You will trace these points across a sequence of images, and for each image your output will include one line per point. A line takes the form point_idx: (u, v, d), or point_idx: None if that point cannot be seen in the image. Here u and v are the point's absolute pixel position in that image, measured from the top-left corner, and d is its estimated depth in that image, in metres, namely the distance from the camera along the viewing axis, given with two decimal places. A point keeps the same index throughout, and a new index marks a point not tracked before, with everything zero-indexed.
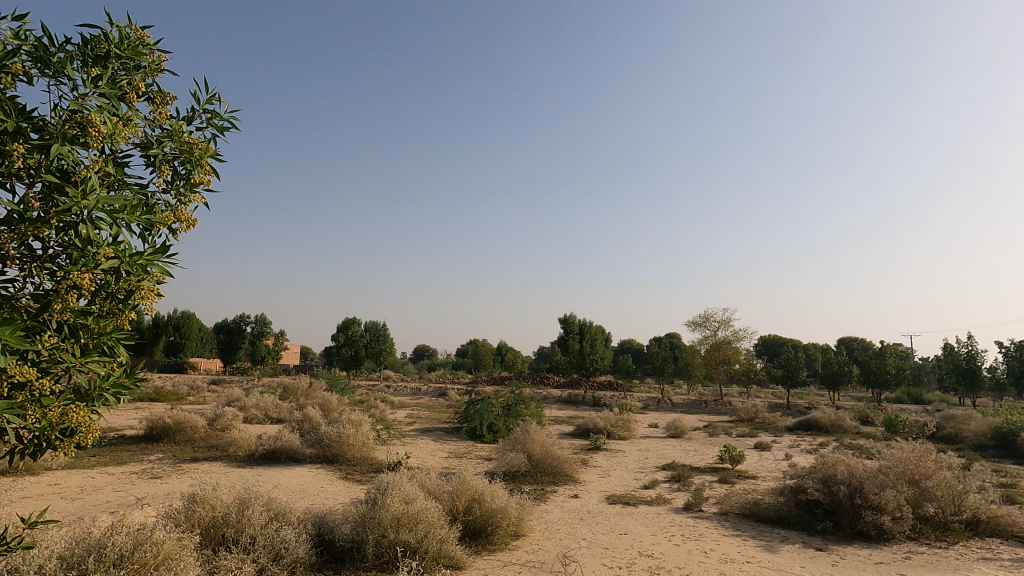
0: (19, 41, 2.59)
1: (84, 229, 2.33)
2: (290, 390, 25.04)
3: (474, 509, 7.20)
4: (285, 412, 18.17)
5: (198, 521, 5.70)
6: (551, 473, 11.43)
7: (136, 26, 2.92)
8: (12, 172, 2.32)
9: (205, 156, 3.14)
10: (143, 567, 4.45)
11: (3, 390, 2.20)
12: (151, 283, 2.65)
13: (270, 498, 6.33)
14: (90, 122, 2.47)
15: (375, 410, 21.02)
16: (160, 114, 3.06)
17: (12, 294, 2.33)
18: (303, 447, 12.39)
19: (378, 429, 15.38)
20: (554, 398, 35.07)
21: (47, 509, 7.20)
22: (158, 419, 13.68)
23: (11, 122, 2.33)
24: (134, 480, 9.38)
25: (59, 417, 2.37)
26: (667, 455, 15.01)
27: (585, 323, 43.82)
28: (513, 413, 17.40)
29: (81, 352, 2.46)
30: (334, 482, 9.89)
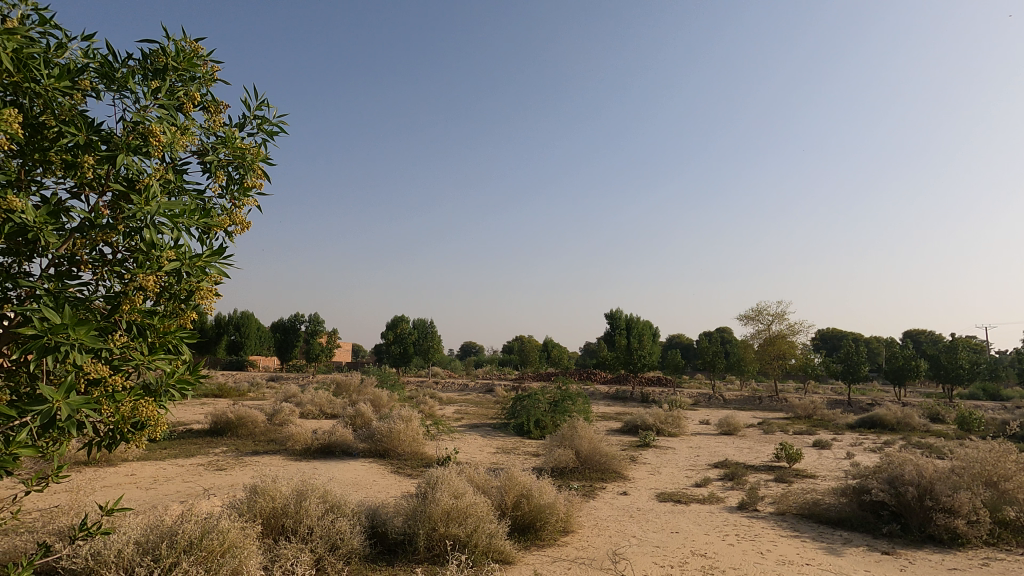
0: (87, 60, 2.76)
1: (150, 234, 2.46)
2: (343, 386, 25.89)
3: (522, 505, 7.25)
4: (338, 408, 18.75)
5: (260, 511, 6.02)
6: (600, 469, 11.37)
7: (190, 39, 3.02)
8: (83, 183, 2.48)
9: (256, 160, 3.24)
10: (210, 554, 4.71)
11: (80, 387, 2.32)
12: (210, 284, 2.77)
13: (326, 491, 6.55)
14: (151, 133, 2.60)
15: (424, 407, 21.41)
16: (215, 123, 3.19)
17: (87, 296, 2.48)
18: (356, 441, 12.78)
19: (427, 425, 15.66)
20: (601, 394, 34.68)
21: (124, 498, 7.71)
22: (221, 414, 14.43)
23: (83, 135, 2.46)
24: (201, 472, 9.94)
25: (130, 412, 2.51)
26: (719, 453, 14.66)
27: (632, 319, 43.11)
28: (560, 409, 17.35)
29: (149, 350, 2.58)
30: (386, 476, 10.17)
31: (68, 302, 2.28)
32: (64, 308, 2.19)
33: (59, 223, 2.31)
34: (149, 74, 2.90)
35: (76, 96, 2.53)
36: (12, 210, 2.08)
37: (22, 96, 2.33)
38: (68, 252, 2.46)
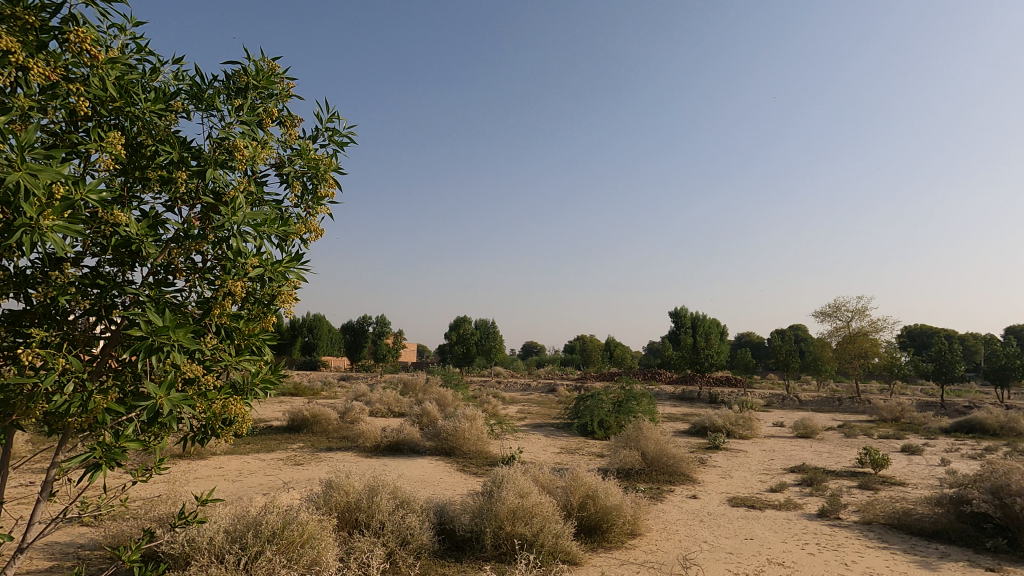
0: (179, 83, 2.97)
1: (236, 242, 2.62)
2: (409, 385, 26.66)
3: (588, 506, 7.19)
4: (405, 406, 19.32)
5: (335, 505, 6.31)
6: (667, 471, 11.08)
7: (269, 58, 3.20)
8: (177, 197, 2.67)
9: (328, 170, 3.38)
10: (291, 544, 4.98)
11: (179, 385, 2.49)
12: (290, 289, 2.91)
13: (396, 486, 6.76)
14: (236, 147, 2.77)
15: (487, 406, 21.68)
16: (290, 136, 3.36)
17: (182, 301, 2.67)
18: (423, 439, 13.12)
19: (491, 424, 15.85)
20: (667, 395, 33.79)
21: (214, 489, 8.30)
22: (298, 412, 15.24)
23: (176, 152, 2.65)
24: (281, 466, 10.53)
25: (220, 409, 2.68)
26: (796, 457, 13.91)
27: (698, 317, 41.78)
28: (624, 410, 17.06)
29: (236, 351, 2.74)
30: (453, 474, 10.38)
31: (167, 307, 2.46)
32: (164, 311, 2.36)
33: (157, 234, 2.51)
34: (233, 93, 3.09)
35: (170, 117, 2.74)
36: (118, 224, 2.27)
37: (124, 119, 2.54)
38: (165, 261, 2.66)
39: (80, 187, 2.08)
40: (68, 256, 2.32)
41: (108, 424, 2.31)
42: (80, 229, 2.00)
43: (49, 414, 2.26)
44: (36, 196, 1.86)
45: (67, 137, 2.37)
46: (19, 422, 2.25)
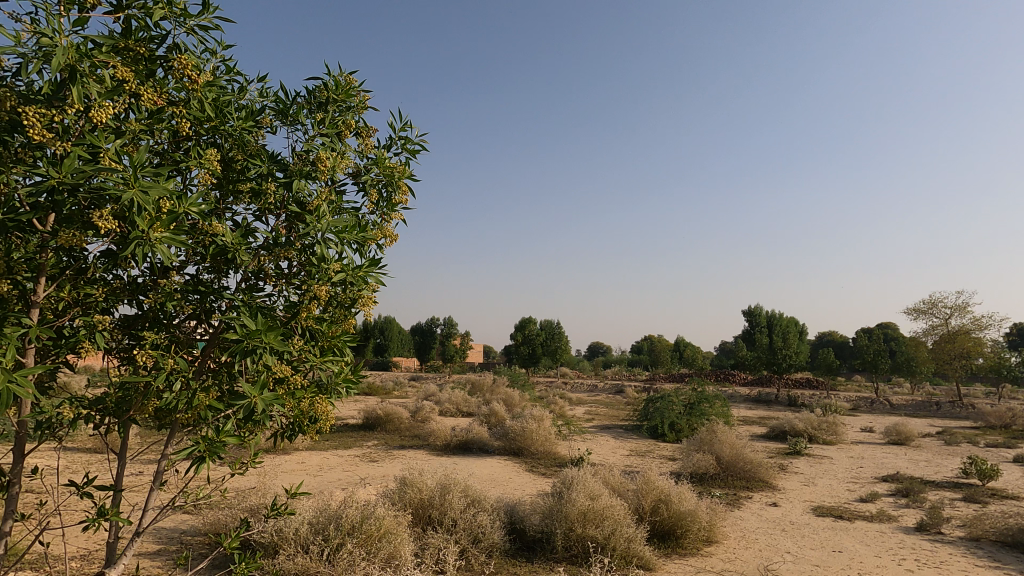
0: (266, 100, 3.16)
1: (320, 249, 2.75)
2: (477, 386, 27.07)
3: (661, 510, 7.01)
4: (473, 406, 19.62)
5: (410, 501, 6.51)
6: (744, 477, 10.61)
7: (347, 72, 3.33)
8: (266, 207, 2.84)
9: (402, 177, 3.48)
10: (370, 538, 5.18)
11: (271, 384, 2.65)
12: (369, 292, 3.03)
13: (467, 485, 6.87)
14: (319, 159, 2.91)
15: (554, 406, 21.63)
16: (366, 146, 3.49)
17: (272, 305, 2.84)
18: (492, 439, 13.27)
19: (558, 425, 15.80)
20: (741, 397, 32.35)
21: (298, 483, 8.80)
22: (372, 411, 15.85)
23: (265, 166, 2.82)
24: (357, 462, 10.99)
25: (307, 407, 2.83)
26: (888, 465, 12.91)
27: (774, 315, 39.74)
28: (696, 412, 16.49)
29: (320, 352, 2.88)
30: (522, 474, 10.43)
31: (259, 312, 2.63)
32: (257, 315, 2.52)
33: (250, 243, 2.68)
34: (314, 107, 3.24)
35: (259, 133, 2.91)
36: (216, 234, 2.44)
37: (219, 136, 2.73)
38: (257, 268, 2.83)
39: (183, 202, 2.26)
40: (174, 265, 2.52)
41: (210, 420, 2.50)
42: (183, 240, 2.16)
43: (159, 410, 2.47)
44: (147, 211, 2.03)
45: (171, 155, 2.57)
46: (135, 416, 2.47)
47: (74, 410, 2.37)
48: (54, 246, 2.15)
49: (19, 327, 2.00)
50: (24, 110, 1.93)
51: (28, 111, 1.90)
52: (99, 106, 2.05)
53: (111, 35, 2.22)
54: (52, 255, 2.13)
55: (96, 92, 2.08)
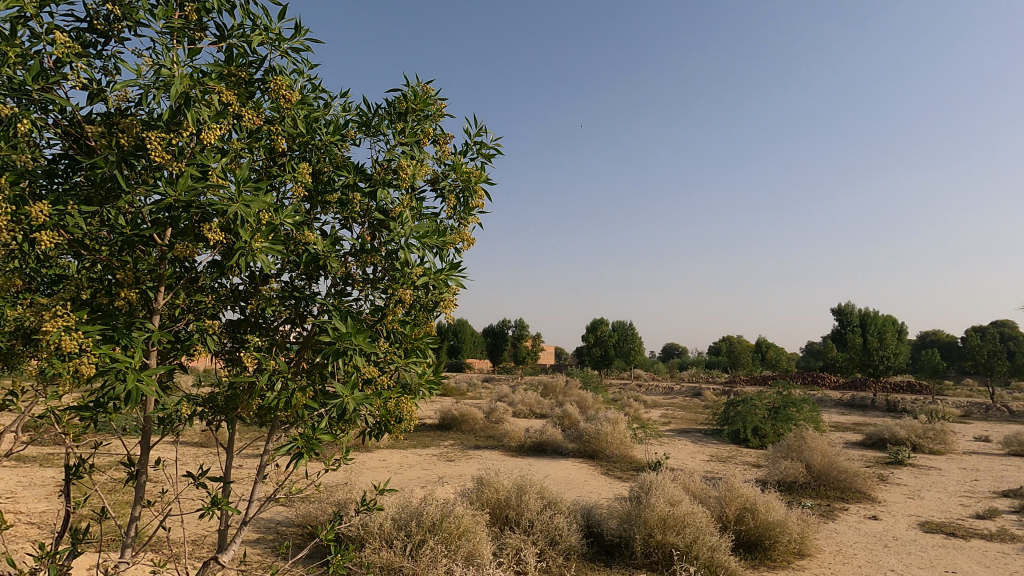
0: (351, 113, 3.31)
1: (404, 254, 2.85)
2: (549, 387, 27.06)
3: (746, 519, 6.69)
4: (546, 408, 19.61)
5: (487, 501, 6.61)
6: (838, 487, 9.89)
7: (425, 82, 3.42)
8: (352, 216, 2.97)
9: (479, 182, 3.53)
10: (450, 535, 5.31)
11: (362, 383, 2.76)
12: (450, 295, 3.11)
13: (543, 487, 6.88)
14: (400, 168, 3.02)
15: (629, 409, 21.20)
16: (444, 152, 3.57)
17: (359, 309, 2.97)
18: (566, 441, 13.21)
19: (634, 428, 15.47)
20: (832, 401, 30.23)
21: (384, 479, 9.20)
22: (448, 411, 16.25)
23: (351, 176, 2.96)
24: (435, 461, 11.30)
25: (394, 407, 2.93)
26: (1009, 479, 11.58)
27: (868, 314, 36.85)
28: (783, 417, 15.58)
29: (405, 354, 2.97)
30: (597, 477, 10.31)
31: (348, 316, 2.75)
32: (347, 319, 2.64)
33: (339, 250, 2.81)
34: (394, 118, 3.36)
35: (345, 145, 3.06)
36: (309, 243, 2.58)
37: (310, 151, 2.90)
38: (346, 274, 2.97)
39: (280, 214, 2.41)
40: (272, 273, 2.69)
41: (306, 419, 2.65)
42: (281, 249, 2.31)
43: (261, 408, 2.65)
44: (250, 223, 2.19)
45: (268, 171, 2.75)
46: (240, 414, 2.67)
47: (190, 407, 2.60)
48: (171, 257, 2.36)
49: (143, 332, 2.22)
50: (146, 135, 2.14)
51: (149, 137, 2.09)
52: (207, 128, 2.24)
53: (217, 62, 2.41)
54: (169, 265, 2.34)
55: (205, 116, 2.27)
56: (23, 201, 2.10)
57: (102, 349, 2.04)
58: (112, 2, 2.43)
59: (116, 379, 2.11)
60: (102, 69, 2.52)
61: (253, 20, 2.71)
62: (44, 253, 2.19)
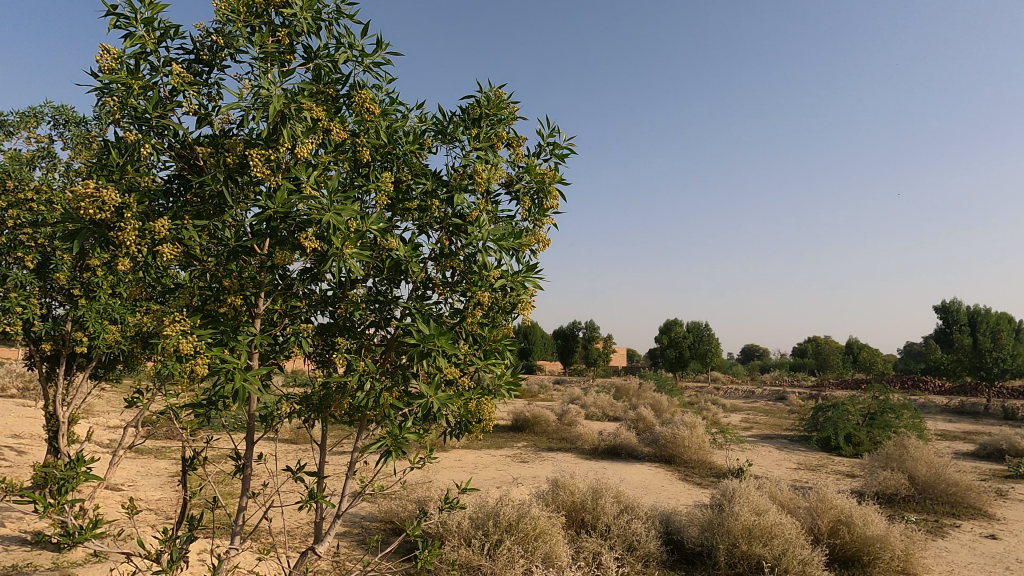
0: (427, 122, 3.41)
1: (482, 257, 2.90)
2: (622, 390, 26.55)
3: (841, 533, 6.26)
4: (619, 410, 19.27)
5: (563, 504, 6.58)
6: (947, 502, 9.01)
7: (497, 87, 3.46)
8: (431, 222, 3.07)
9: (553, 182, 3.53)
10: (526, 536, 5.33)
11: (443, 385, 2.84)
12: (528, 297, 3.14)
13: (619, 491, 6.76)
14: (476, 173, 3.09)
15: (707, 413, 20.40)
16: (517, 155, 3.60)
17: (440, 312, 3.05)
18: (641, 445, 12.91)
19: (713, 433, 14.86)
20: (937, 407, 27.59)
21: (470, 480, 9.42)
22: (521, 412, 16.36)
23: (429, 183, 3.05)
24: (509, 462, 11.41)
25: (475, 407, 2.98)
26: None
27: (979, 311, 33.34)
28: (880, 423, 14.41)
29: (484, 355, 3.02)
30: (675, 483, 10.00)
31: (429, 318, 2.83)
32: (429, 321, 2.73)
33: (419, 255, 2.91)
34: (469, 124, 3.43)
35: (423, 153, 3.16)
36: (392, 248, 2.69)
37: (391, 160, 3.02)
38: (426, 278, 3.06)
39: (366, 221, 2.53)
40: (358, 279, 2.83)
41: (392, 418, 2.76)
42: (368, 255, 2.43)
43: (351, 407, 2.79)
44: (341, 230, 2.31)
45: (354, 182, 2.89)
46: (332, 413, 2.82)
47: (288, 405, 2.78)
48: (270, 265, 2.54)
49: (247, 335, 2.40)
50: (248, 152, 2.31)
51: (251, 153, 2.27)
52: (301, 143, 2.39)
53: (308, 82, 2.57)
54: (268, 274, 2.52)
55: (299, 132, 2.42)
56: (145, 217, 2.33)
57: (214, 350, 2.22)
58: (216, 33, 2.65)
59: (225, 379, 2.30)
60: (208, 95, 2.76)
61: (338, 40, 2.87)
62: (162, 264, 2.41)
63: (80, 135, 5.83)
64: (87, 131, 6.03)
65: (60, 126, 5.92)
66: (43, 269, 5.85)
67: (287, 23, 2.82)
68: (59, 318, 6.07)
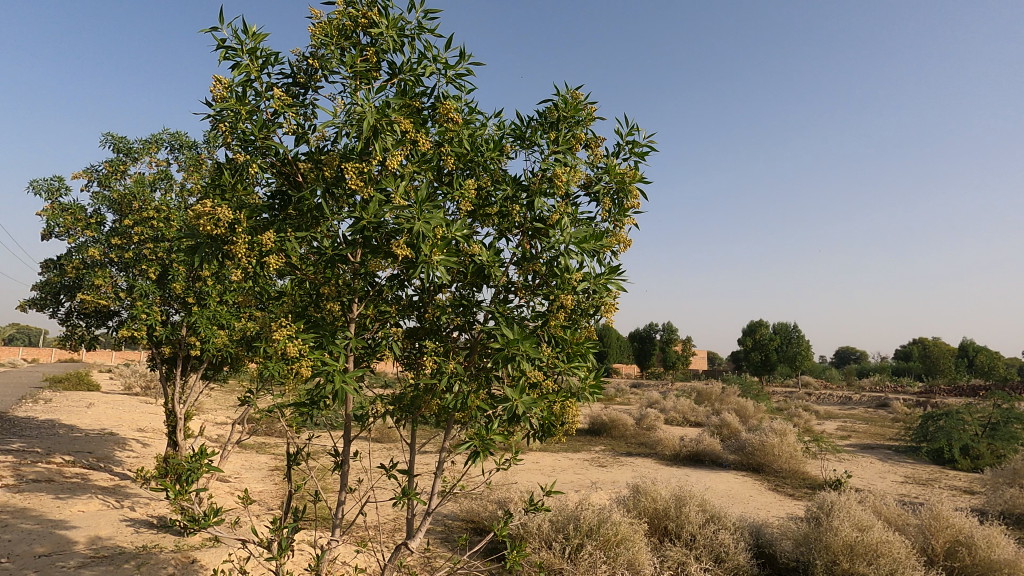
0: (506, 128, 3.47)
1: (564, 260, 2.91)
2: (703, 395, 25.53)
3: (960, 555, 5.67)
4: (701, 415, 18.54)
5: (644, 510, 6.43)
6: None
7: (574, 89, 3.47)
8: (513, 226, 3.11)
9: (634, 182, 3.48)
10: (608, 541, 5.23)
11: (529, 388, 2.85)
12: (611, 299, 3.10)
13: (704, 500, 6.49)
14: (556, 176, 3.10)
15: (798, 420, 19.18)
16: (596, 156, 3.58)
17: (522, 315, 3.09)
18: (726, 452, 12.35)
19: (806, 441, 13.95)
20: None
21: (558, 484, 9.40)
22: (598, 416, 16.16)
23: (510, 188, 3.10)
24: (587, 466, 11.30)
25: (560, 410, 2.96)
26: None
27: None
28: (1003, 435, 12.91)
29: (567, 358, 3.00)
30: (765, 493, 9.48)
31: (512, 321, 2.88)
32: (513, 325, 2.77)
33: (501, 260, 2.96)
34: (547, 128, 3.45)
35: (503, 159, 3.21)
36: (475, 254, 2.75)
37: (473, 167, 3.10)
38: (508, 281, 3.11)
39: (452, 227, 2.61)
40: (443, 284, 2.91)
41: (479, 419, 2.82)
42: (454, 261, 2.51)
43: (439, 408, 2.88)
44: (429, 238, 2.41)
45: (438, 190, 3.00)
46: (421, 413, 2.93)
47: (382, 405, 2.93)
48: (362, 272, 2.69)
49: (343, 339, 2.56)
50: (344, 167, 2.46)
51: (347, 167, 2.41)
52: (390, 156, 2.52)
53: (395, 96, 2.70)
54: (361, 281, 2.67)
55: (388, 145, 2.56)
56: (254, 231, 2.54)
57: (315, 353, 2.37)
58: (311, 57, 2.84)
59: (325, 380, 2.46)
60: (304, 114, 2.96)
61: (421, 55, 2.99)
62: (267, 273, 2.62)
63: (192, 158, 6.45)
64: (198, 154, 6.65)
65: (175, 150, 6.57)
66: (163, 280, 6.50)
67: (374, 42, 2.98)
68: (176, 323, 6.68)
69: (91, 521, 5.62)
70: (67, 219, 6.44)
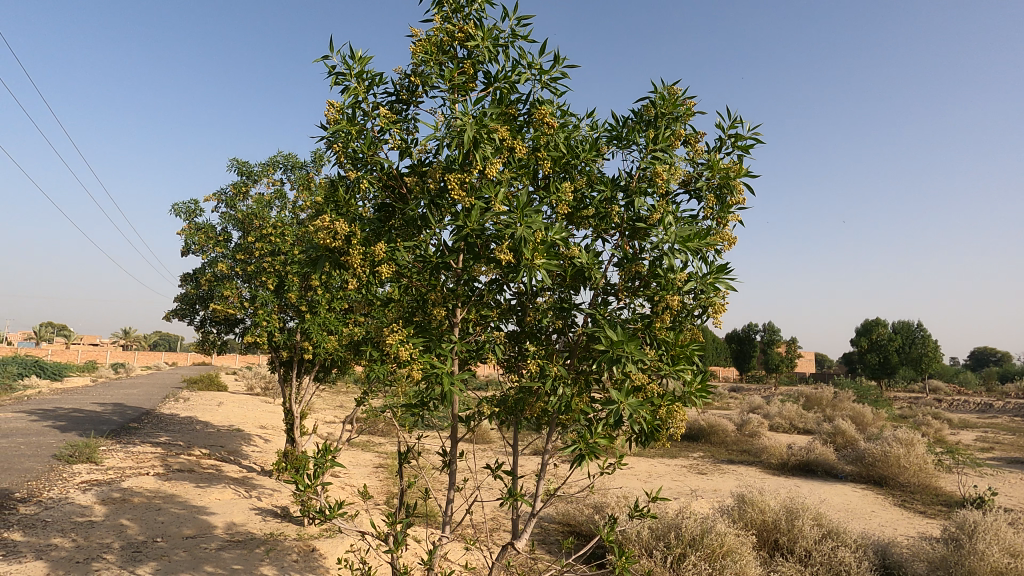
0: (602, 129, 3.44)
1: (667, 260, 2.83)
2: (812, 399, 23.72)
3: None
4: (811, 422, 17.18)
5: (752, 522, 6.07)
6: None
7: (671, 84, 3.37)
8: (613, 227, 3.07)
9: (739, 177, 3.31)
10: (713, 552, 5.00)
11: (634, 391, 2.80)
12: (719, 300, 2.97)
13: (819, 513, 6.01)
14: (656, 173, 3.03)
15: (927, 428, 17.26)
16: (696, 151, 3.44)
17: (623, 318, 3.04)
18: (841, 462, 11.38)
19: (938, 453, 12.50)
20: None
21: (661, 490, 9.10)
22: (695, 421, 15.52)
23: (608, 189, 3.07)
24: (686, 473, 10.88)
25: (665, 415, 2.88)
26: None
27: None
28: None
29: (672, 361, 2.92)
30: (889, 509, 8.62)
31: (614, 324, 2.84)
32: (616, 327, 2.73)
33: (601, 262, 2.94)
34: (644, 127, 3.38)
35: (599, 161, 3.19)
36: (575, 257, 2.75)
37: (569, 170, 3.10)
38: (608, 284, 3.07)
39: (552, 230, 2.63)
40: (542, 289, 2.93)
41: (582, 423, 2.82)
42: (555, 264, 2.53)
43: (542, 411, 2.90)
44: (530, 242, 2.45)
45: (535, 195, 3.03)
46: (524, 416, 2.97)
47: (487, 407, 3.00)
48: (464, 278, 2.77)
49: (448, 343, 2.66)
50: (448, 178, 2.56)
51: (450, 178, 2.50)
52: (490, 165, 2.59)
53: (492, 105, 2.77)
54: (462, 287, 2.76)
55: (488, 153, 2.62)
56: (366, 243, 2.70)
57: (424, 357, 2.49)
58: (412, 74, 2.98)
59: (434, 382, 2.58)
60: (406, 130, 3.11)
61: (515, 63, 3.04)
62: (378, 282, 2.78)
63: (302, 177, 7.02)
64: (307, 173, 7.21)
65: (288, 171, 7.17)
66: (279, 290, 7.05)
67: (470, 55, 3.08)
68: (292, 329, 7.26)
69: (226, 508, 6.25)
70: (201, 238, 7.24)
